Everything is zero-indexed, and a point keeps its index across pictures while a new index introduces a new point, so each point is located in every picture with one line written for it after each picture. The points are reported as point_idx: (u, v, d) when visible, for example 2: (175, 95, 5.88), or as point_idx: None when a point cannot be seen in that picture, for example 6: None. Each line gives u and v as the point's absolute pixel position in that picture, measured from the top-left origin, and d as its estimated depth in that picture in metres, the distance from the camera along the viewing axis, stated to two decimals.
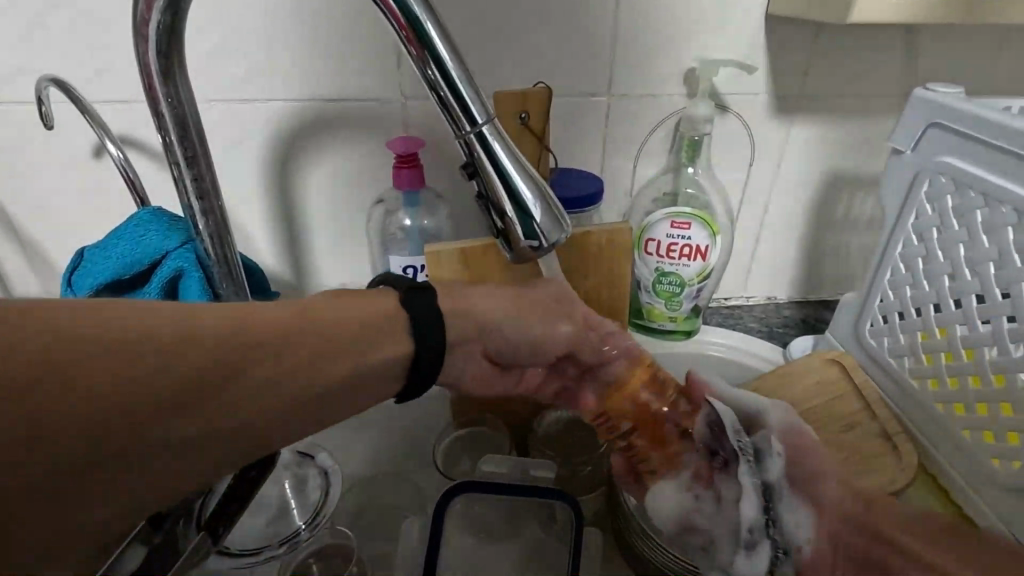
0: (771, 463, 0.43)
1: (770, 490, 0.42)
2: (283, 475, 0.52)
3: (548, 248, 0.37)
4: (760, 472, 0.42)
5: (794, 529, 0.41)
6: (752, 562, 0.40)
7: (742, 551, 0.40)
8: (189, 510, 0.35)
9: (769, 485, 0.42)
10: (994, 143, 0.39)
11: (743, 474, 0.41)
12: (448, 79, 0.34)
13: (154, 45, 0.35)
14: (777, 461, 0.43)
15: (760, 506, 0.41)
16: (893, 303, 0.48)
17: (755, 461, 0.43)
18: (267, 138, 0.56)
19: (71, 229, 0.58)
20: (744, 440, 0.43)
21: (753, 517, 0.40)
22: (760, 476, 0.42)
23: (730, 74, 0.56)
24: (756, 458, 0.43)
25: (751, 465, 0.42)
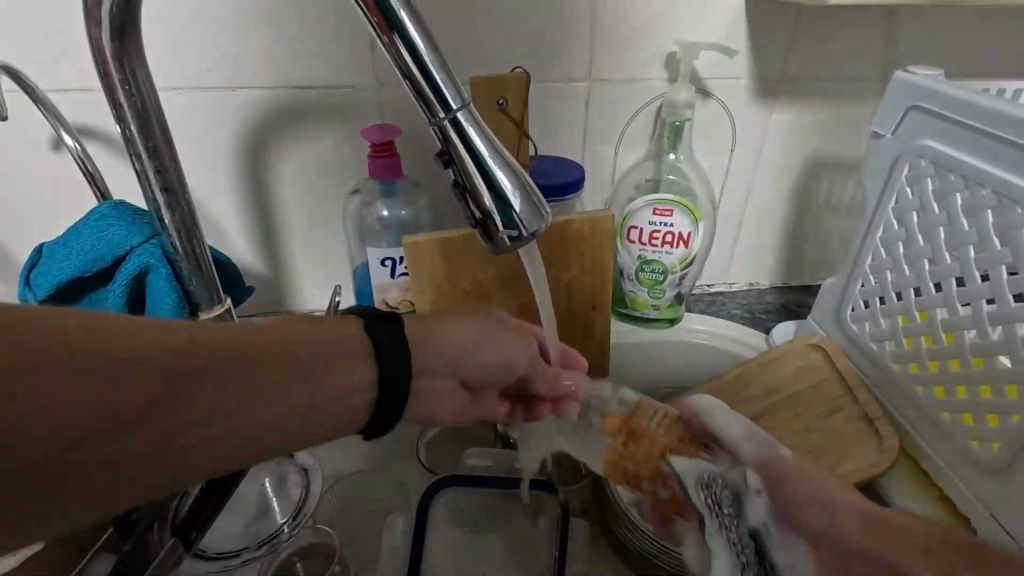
0: (750, 508, 0.42)
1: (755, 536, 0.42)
2: (262, 473, 0.51)
3: (528, 238, 0.36)
4: (740, 521, 0.42)
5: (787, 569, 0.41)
6: None
7: None
8: (163, 515, 0.35)
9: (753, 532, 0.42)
10: (975, 125, 0.38)
11: (713, 534, 0.41)
12: (420, 63, 0.33)
13: (109, 29, 0.34)
14: (755, 501, 0.42)
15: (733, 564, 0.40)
16: (874, 288, 0.48)
17: (733, 505, 0.42)
18: (236, 128, 0.54)
19: (31, 225, 0.56)
20: (717, 485, 0.43)
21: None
22: (740, 524, 0.42)
23: (710, 58, 0.55)
24: (734, 509, 0.42)
25: (724, 521, 0.41)
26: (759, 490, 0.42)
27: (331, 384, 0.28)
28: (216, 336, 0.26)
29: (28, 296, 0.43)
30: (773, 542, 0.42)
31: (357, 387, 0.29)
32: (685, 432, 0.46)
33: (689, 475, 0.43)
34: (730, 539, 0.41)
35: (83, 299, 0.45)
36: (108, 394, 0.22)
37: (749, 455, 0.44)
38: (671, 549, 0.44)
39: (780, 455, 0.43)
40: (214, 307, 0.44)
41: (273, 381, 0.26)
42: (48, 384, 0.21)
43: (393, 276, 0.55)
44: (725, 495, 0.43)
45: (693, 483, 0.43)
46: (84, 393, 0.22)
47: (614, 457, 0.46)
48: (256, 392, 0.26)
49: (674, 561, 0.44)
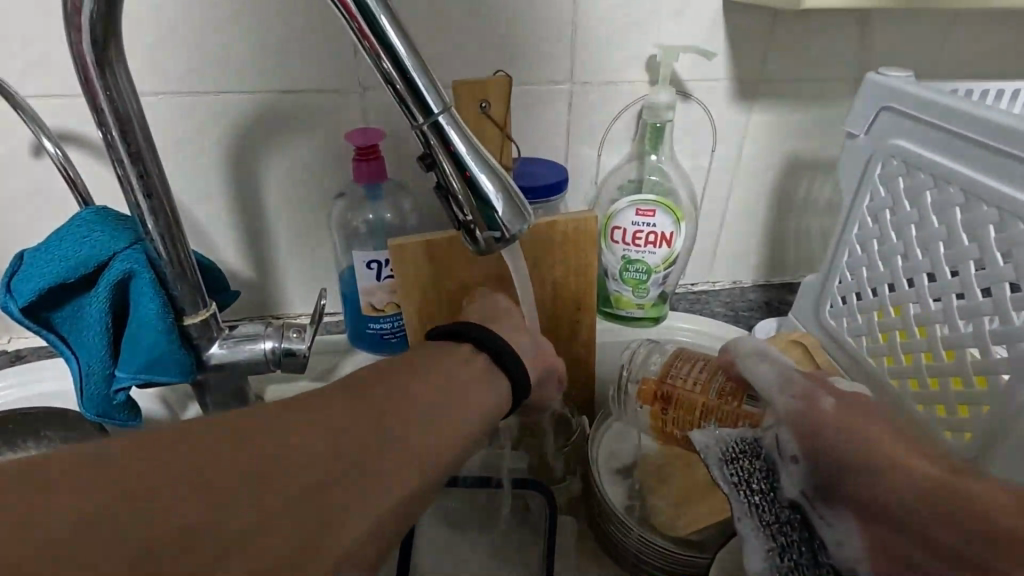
0: (785, 479, 0.38)
1: (798, 508, 0.37)
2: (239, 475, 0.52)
3: (510, 239, 0.37)
4: (778, 494, 0.38)
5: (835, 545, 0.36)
6: None
7: None
8: None
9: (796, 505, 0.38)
10: (943, 126, 0.40)
11: (742, 518, 0.38)
12: (402, 68, 0.33)
13: (88, 35, 0.34)
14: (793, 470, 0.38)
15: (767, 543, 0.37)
16: (851, 284, 0.49)
17: (767, 475, 0.39)
18: (220, 132, 0.54)
19: (11, 232, 0.55)
20: (753, 457, 0.40)
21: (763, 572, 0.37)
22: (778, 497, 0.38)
23: (690, 60, 0.56)
24: (768, 483, 0.39)
25: (761, 499, 0.38)
26: (795, 458, 0.38)
27: (428, 397, 0.31)
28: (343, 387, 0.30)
29: (8, 304, 0.42)
30: (820, 517, 0.37)
31: (472, 388, 0.34)
32: (726, 385, 0.45)
33: (711, 451, 0.40)
34: (763, 519, 0.38)
35: (65, 306, 0.44)
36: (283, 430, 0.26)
37: (782, 406, 0.40)
38: (654, 543, 0.45)
39: (818, 410, 0.38)
40: (198, 311, 0.45)
41: (380, 411, 0.29)
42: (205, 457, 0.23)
43: (379, 279, 0.55)
44: (754, 468, 0.39)
45: (722, 455, 0.40)
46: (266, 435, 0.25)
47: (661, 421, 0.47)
48: (370, 420, 0.28)
49: (658, 555, 0.45)
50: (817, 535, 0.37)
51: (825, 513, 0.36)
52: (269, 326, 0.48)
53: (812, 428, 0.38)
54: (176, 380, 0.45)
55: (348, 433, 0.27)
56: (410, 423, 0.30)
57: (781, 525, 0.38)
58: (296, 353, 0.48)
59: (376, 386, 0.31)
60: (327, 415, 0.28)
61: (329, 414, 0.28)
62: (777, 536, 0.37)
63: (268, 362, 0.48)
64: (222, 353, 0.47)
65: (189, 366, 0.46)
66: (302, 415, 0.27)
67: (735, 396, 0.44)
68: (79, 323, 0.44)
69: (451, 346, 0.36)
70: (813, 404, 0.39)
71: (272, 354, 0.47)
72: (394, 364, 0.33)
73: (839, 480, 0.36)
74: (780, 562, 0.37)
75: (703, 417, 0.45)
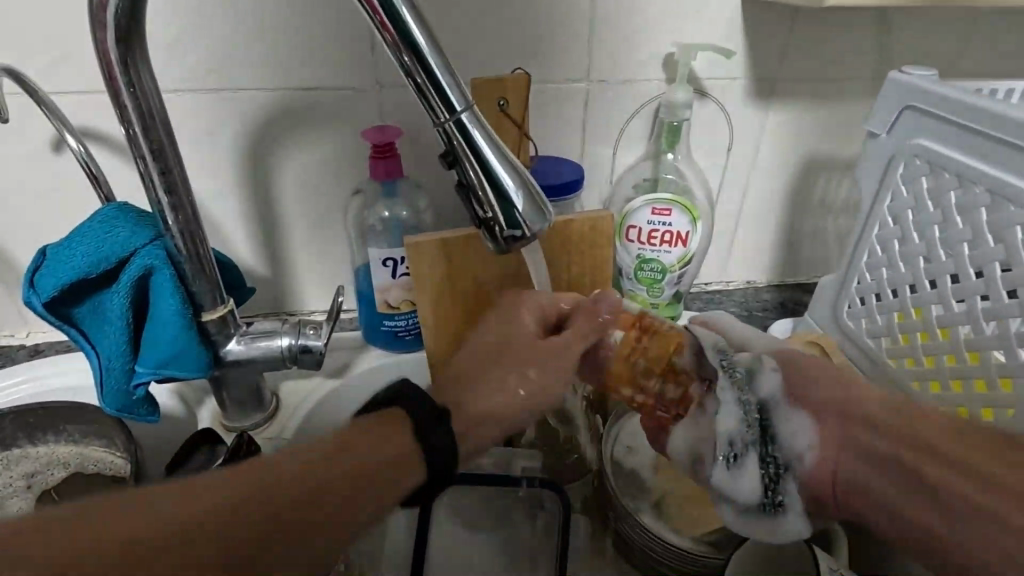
0: (762, 380, 0.43)
1: (763, 406, 0.42)
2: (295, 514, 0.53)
3: (531, 237, 0.37)
4: (753, 390, 0.42)
5: (791, 438, 0.41)
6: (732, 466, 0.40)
7: (730, 464, 0.40)
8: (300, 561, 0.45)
9: (764, 403, 0.42)
10: (970, 127, 0.39)
11: (721, 389, 0.42)
12: (425, 65, 0.33)
13: (113, 32, 0.34)
14: (771, 376, 0.43)
15: (739, 418, 0.41)
16: (869, 285, 0.49)
17: (746, 380, 0.42)
18: (237, 130, 0.54)
19: (33, 228, 0.56)
20: (730, 363, 0.43)
21: (734, 430, 0.41)
22: (753, 395, 0.42)
23: (708, 58, 0.56)
24: (746, 378, 0.43)
25: (733, 384, 0.42)
26: (775, 370, 0.43)
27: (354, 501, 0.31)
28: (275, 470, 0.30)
29: (31, 300, 0.42)
30: (778, 416, 0.42)
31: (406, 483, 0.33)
32: (672, 346, 0.45)
33: (710, 352, 0.44)
34: (745, 412, 0.41)
35: (85, 303, 0.44)
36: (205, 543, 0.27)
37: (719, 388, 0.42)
38: (668, 543, 0.44)
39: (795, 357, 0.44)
40: (216, 308, 0.46)
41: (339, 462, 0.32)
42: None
43: (394, 276, 0.55)
44: (736, 371, 0.43)
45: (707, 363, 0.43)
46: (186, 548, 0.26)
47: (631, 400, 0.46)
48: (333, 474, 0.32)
49: (673, 556, 0.45)
50: (772, 426, 0.41)
51: (787, 411, 0.42)
52: (286, 323, 0.48)
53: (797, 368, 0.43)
54: (194, 375, 0.46)
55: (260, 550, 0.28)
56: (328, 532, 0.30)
57: (752, 411, 0.41)
58: (312, 350, 0.48)
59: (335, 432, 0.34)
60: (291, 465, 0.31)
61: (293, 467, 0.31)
62: (748, 415, 0.41)
63: (285, 359, 0.48)
64: (239, 349, 0.47)
65: (207, 363, 0.46)
66: (232, 510, 0.28)
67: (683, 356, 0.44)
68: (100, 321, 0.45)
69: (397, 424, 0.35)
70: (801, 349, 0.44)
71: (288, 350, 0.48)
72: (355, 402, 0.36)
73: (810, 388, 0.42)
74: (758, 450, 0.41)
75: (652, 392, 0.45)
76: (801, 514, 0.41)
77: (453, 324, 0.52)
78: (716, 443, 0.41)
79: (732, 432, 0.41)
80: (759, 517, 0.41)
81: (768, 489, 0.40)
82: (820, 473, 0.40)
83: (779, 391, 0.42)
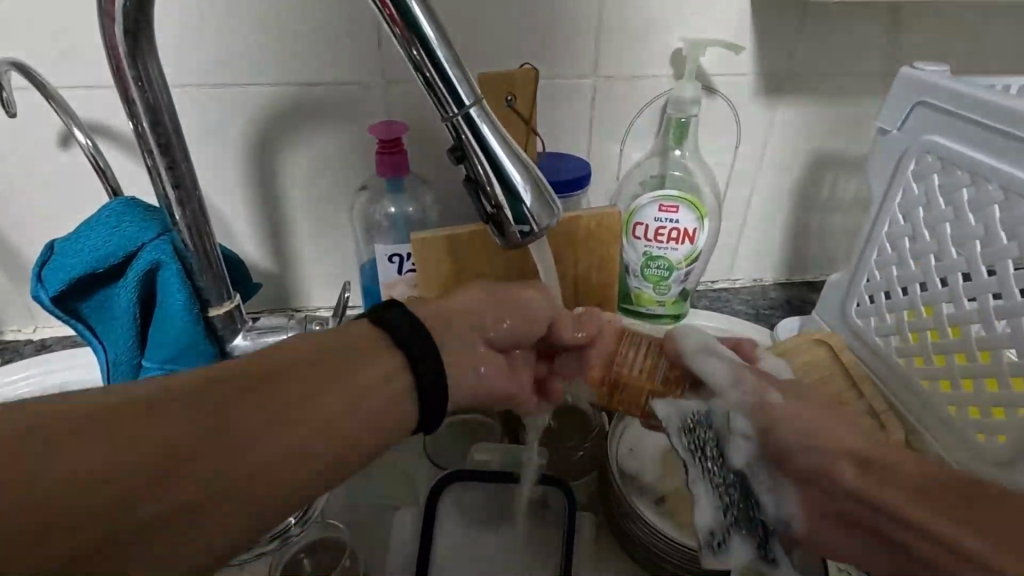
0: (735, 449, 0.39)
1: (740, 474, 0.39)
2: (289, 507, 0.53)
3: (539, 233, 0.37)
4: (726, 464, 0.39)
5: (774, 505, 0.38)
6: (714, 557, 0.39)
7: (711, 552, 0.39)
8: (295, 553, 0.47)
9: (741, 473, 0.39)
10: (983, 122, 0.39)
11: (696, 479, 0.39)
12: (434, 59, 0.33)
13: (121, 24, 0.34)
14: (742, 444, 0.39)
15: (717, 506, 0.39)
16: (879, 283, 0.48)
17: (717, 453, 0.39)
18: (244, 125, 0.54)
19: (40, 222, 0.56)
20: (702, 422, 0.40)
21: (712, 521, 0.39)
22: (727, 468, 0.39)
23: (716, 54, 0.56)
24: (719, 450, 0.40)
25: (708, 470, 0.39)
26: (746, 434, 0.39)
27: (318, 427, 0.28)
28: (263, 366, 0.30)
29: (39, 293, 0.42)
30: (761, 483, 0.38)
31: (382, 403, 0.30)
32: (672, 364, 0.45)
33: (672, 420, 0.41)
34: (713, 480, 0.39)
35: (92, 297, 0.44)
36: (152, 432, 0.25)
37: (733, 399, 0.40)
38: (674, 542, 0.44)
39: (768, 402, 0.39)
40: (223, 303, 0.45)
41: (297, 421, 0.28)
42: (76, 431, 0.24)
43: (400, 272, 0.55)
44: (708, 437, 0.40)
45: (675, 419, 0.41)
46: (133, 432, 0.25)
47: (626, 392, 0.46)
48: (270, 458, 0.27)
49: (678, 553, 0.44)
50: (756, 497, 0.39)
51: (768, 478, 0.38)
52: (293, 318, 0.48)
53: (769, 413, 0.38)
54: None
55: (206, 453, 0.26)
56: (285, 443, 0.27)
57: (725, 486, 0.39)
58: None
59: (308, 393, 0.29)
60: (233, 432, 0.27)
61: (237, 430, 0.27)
62: (722, 495, 0.39)
63: None
64: (245, 345, 0.47)
65: (213, 357, 0.46)
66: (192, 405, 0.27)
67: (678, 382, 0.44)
68: (108, 314, 0.45)
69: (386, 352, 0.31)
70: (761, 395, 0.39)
71: None
72: (341, 355, 0.31)
73: (790, 457, 0.37)
74: (724, 518, 0.38)
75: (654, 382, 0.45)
76: (790, 564, 0.39)
77: None
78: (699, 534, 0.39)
79: (711, 522, 0.39)
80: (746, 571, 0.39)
81: (758, 546, 0.39)
82: (813, 541, 0.37)
83: (754, 457, 0.39)
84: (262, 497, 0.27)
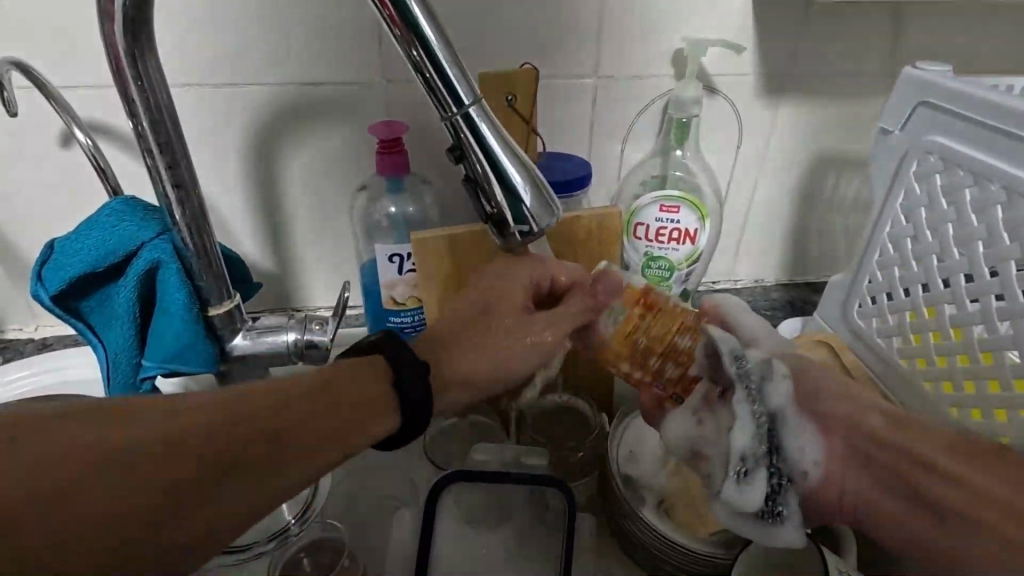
0: (776, 389, 0.42)
1: (775, 416, 0.41)
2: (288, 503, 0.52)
3: (538, 232, 0.37)
4: (764, 403, 0.41)
5: (800, 454, 0.41)
6: (736, 489, 0.39)
7: (733, 479, 0.39)
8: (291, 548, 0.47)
9: (774, 413, 0.41)
10: (986, 122, 0.38)
11: (739, 401, 0.40)
12: (433, 58, 0.33)
13: (121, 24, 0.34)
14: (781, 386, 0.42)
15: (753, 437, 0.40)
16: (880, 284, 0.48)
17: (759, 391, 0.41)
18: (244, 124, 0.54)
19: (40, 222, 0.56)
20: (747, 364, 0.42)
21: (746, 448, 0.40)
22: (765, 407, 0.41)
23: (718, 54, 0.55)
24: (761, 385, 0.41)
25: (749, 393, 0.41)
26: (786, 382, 0.42)
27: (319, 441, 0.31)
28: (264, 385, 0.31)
29: (39, 293, 0.42)
30: (790, 427, 0.41)
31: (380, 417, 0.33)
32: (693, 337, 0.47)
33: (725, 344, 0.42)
34: (755, 417, 0.40)
35: (92, 296, 0.44)
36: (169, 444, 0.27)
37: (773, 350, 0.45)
38: (675, 543, 0.44)
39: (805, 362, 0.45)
40: (222, 302, 0.45)
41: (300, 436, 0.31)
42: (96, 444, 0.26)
43: (401, 272, 0.55)
44: (755, 371, 0.42)
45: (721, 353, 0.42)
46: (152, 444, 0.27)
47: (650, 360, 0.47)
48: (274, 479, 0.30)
49: (677, 553, 0.45)
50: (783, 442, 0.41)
51: (797, 428, 0.42)
52: (292, 318, 0.48)
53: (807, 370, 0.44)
54: (200, 370, 0.45)
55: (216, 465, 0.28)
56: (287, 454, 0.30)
57: (762, 419, 0.41)
58: (318, 346, 0.48)
59: (308, 415, 0.31)
60: (245, 445, 0.29)
61: (249, 450, 0.29)
62: (760, 424, 0.40)
63: (291, 354, 0.48)
64: (245, 345, 0.47)
65: (212, 356, 0.46)
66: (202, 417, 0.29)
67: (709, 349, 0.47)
68: (106, 313, 0.45)
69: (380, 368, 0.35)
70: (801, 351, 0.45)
71: (294, 346, 0.48)
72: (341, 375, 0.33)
73: (820, 399, 0.43)
74: (758, 448, 0.40)
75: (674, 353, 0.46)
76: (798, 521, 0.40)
77: None
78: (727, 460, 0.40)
79: (746, 447, 0.40)
80: (750, 522, 0.40)
81: (770, 496, 0.40)
82: (830, 490, 0.41)
83: (789, 402, 0.42)
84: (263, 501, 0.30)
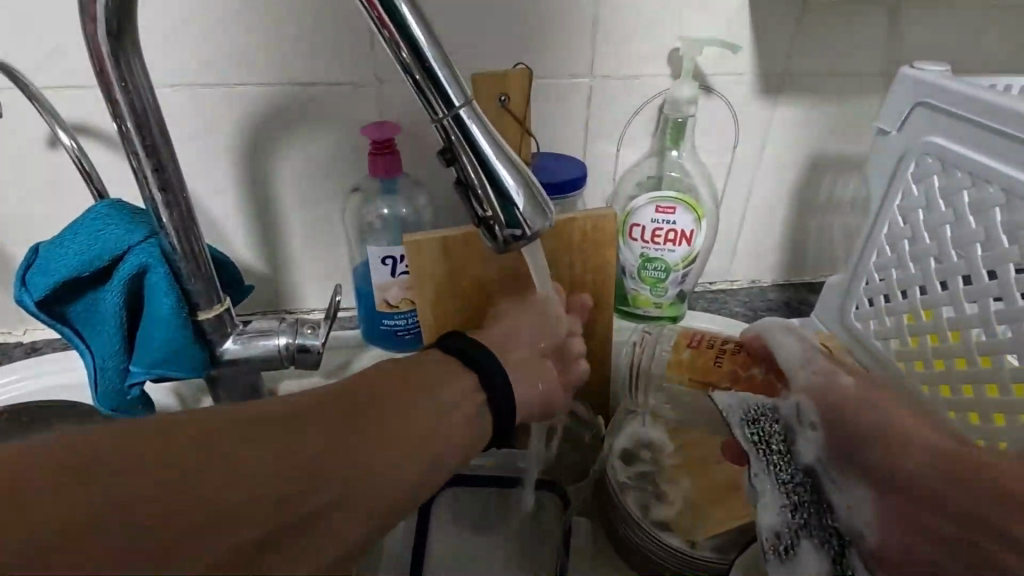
0: (804, 444, 0.39)
1: (810, 474, 0.39)
2: None
3: (532, 236, 0.36)
4: (795, 460, 0.39)
5: (848, 510, 0.38)
6: (782, 564, 0.37)
7: (777, 557, 0.37)
8: None
9: (811, 471, 0.39)
10: (985, 124, 0.38)
11: (760, 472, 0.38)
12: (422, 60, 0.32)
13: (103, 25, 0.33)
14: (810, 439, 0.39)
15: (783, 506, 0.37)
16: (878, 286, 0.48)
17: (785, 445, 0.39)
18: (235, 125, 0.53)
19: (26, 224, 0.55)
20: (773, 424, 0.40)
21: (778, 520, 0.37)
22: (795, 463, 0.39)
23: (714, 53, 0.55)
24: (787, 445, 0.39)
25: (773, 460, 0.39)
26: (813, 425, 0.39)
27: (420, 445, 0.30)
28: (370, 383, 0.32)
29: (24, 298, 0.42)
30: (830, 480, 0.39)
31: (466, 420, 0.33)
32: (742, 357, 0.46)
33: (734, 410, 0.40)
34: (781, 476, 0.38)
35: (79, 301, 0.44)
36: (285, 441, 0.26)
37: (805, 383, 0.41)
38: (670, 546, 0.43)
39: (839, 386, 0.39)
40: (212, 306, 0.45)
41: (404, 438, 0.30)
42: (228, 435, 0.26)
43: (394, 274, 0.54)
44: (774, 431, 0.39)
45: (750, 408, 0.40)
46: (274, 439, 0.26)
47: (703, 364, 0.47)
48: (304, 457, 0.26)
49: (676, 560, 0.43)
50: (826, 498, 0.38)
51: (835, 476, 0.38)
52: (284, 322, 0.47)
53: (833, 400, 0.39)
54: (189, 374, 0.45)
55: (329, 465, 0.27)
56: (392, 456, 0.29)
57: (795, 484, 0.38)
58: (310, 350, 0.47)
59: (404, 418, 0.30)
60: (357, 444, 0.28)
61: (360, 457, 0.28)
62: (791, 494, 0.38)
63: (283, 358, 0.47)
64: (235, 349, 0.46)
65: (202, 362, 0.45)
66: (314, 415, 0.28)
67: (751, 365, 0.45)
68: (92, 319, 0.44)
69: (461, 372, 0.35)
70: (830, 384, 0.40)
71: (286, 350, 0.47)
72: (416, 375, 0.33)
73: (857, 450, 0.38)
74: (793, 518, 0.37)
75: (725, 367, 0.46)
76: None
77: (453, 323, 0.51)
78: (761, 538, 0.37)
79: (777, 522, 0.37)
80: None
81: (835, 561, 0.37)
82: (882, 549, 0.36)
83: (823, 450, 0.39)
84: (354, 508, 0.27)
